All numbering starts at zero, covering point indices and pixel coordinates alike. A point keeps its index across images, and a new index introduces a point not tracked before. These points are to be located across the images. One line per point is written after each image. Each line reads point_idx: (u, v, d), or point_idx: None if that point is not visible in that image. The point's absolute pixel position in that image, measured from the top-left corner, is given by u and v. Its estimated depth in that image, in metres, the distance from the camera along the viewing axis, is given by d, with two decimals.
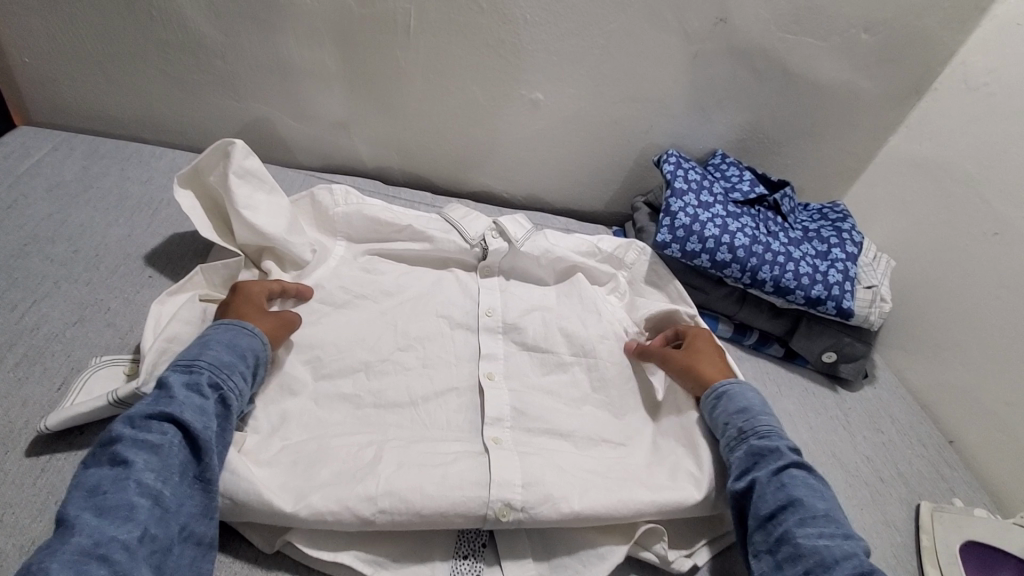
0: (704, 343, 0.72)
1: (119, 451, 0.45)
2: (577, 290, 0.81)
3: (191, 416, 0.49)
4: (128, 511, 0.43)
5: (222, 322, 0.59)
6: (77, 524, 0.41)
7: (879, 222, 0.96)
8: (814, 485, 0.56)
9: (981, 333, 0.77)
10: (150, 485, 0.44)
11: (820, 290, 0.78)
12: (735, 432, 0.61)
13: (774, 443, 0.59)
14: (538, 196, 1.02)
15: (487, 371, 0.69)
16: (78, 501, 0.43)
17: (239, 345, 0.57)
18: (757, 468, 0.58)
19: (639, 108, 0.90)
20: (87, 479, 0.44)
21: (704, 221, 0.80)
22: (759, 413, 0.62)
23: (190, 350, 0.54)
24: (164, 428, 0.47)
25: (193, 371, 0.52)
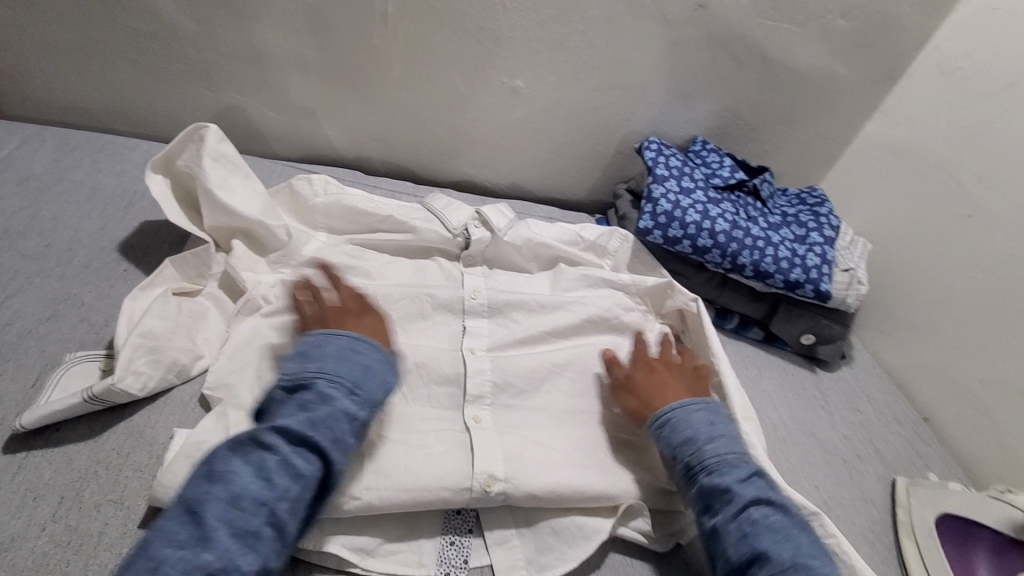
0: (644, 375, 0.66)
1: (270, 467, 0.45)
2: (557, 276, 0.81)
3: (336, 456, 0.48)
4: (255, 540, 0.43)
5: (377, 348, 0.56)
6: (214, 536, 0.42)
7: (859, 204, 0.97)
8: (778, 525, 0.52)
9: (957, 313, 0.79)
10: (281, 516, 0.45)
11: (799, 273, 0.77)
12: (684, 469, 0.57)
13: (727, 479, 0.55)
14: (519, 183, 1.02)
15: (469, 347, 0.69)
16: (219, 507, 0.43)
17: (388, 383, 0.55)
18: (713, 511, 0.54)
19: (619, 95, 0.90)
20: (232, 479, 0.44)
21: (685, 207, 0.80)
22: (706, 441, 0.58)
23: (357, 372, 0.53)
24: (309, 458, 0.47)
25: (351, 399, 0.51)
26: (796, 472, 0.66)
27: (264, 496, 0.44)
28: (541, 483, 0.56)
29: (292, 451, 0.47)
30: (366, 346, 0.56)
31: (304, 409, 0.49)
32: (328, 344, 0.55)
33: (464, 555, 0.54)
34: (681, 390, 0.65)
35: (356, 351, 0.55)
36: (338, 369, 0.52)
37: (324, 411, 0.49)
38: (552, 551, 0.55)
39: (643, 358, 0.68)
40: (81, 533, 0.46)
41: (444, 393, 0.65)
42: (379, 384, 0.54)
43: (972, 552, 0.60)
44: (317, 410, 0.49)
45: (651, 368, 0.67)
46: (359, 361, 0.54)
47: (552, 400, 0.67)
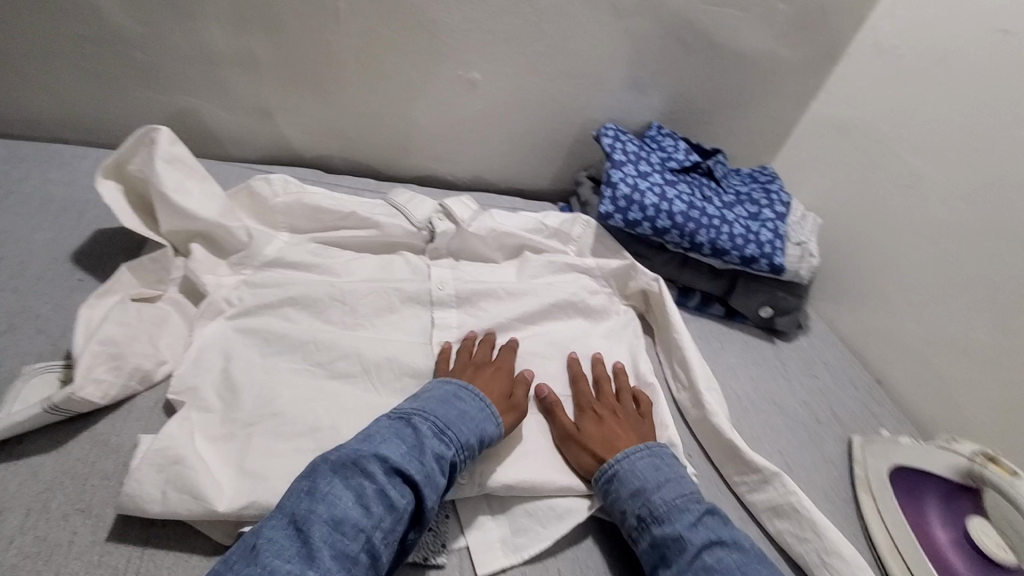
0: (591, 422, 0.63)
1: (369, 494, 0.48)
2: (523, 265, 0.82)
3: (428, 493, 0.50)
4: (352, 564, 0.44)
5: (482, 398, 0.60)
6: (318, 555, 0.44)
7: (809, 181, 1.01)
8: (731, 567, 0.50)
9: (900, 278, 0.83)
10: (375, 545, 0.46)
11: (753, 249, 0.80)
12: (634, 522, 0.54)
13: (677, 525, 0.53)
14: (482, 175, 1.02)
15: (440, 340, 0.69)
16: (322, 528, 0.45)
17: (484, 430, 0.57)
18: (667, 563, 0.51)
19: (575, 85, 0.92)
20: (334, 500, 0.47)
21: (643, 190, 0.82)
22: (654, 488, 0.56)
23: (452, 415, 0.56)
24: (404, 491, 0.49)
25: (444, 440, 0.54)
26: (759, 438, 0.69)
27: (362, 522, 0.46)
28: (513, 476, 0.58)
29: (390, 481, 0.49)
30: (469, 394, 0.59)
31: (404, 441, 0.52)
32: (436, 390, 0.59)
33: (442, 543, 0.54)
34: (631, 433, 0.62)
35: (457, 398, 0.58)
36: (437, 411, 0.56)
37: (419, 447, 0.52)
38: (524, 531, 0.56)
39: (590, 405, 0.65)
40: (51, 543, 0.45)
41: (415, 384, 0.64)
42: (475, 429, 0.56)
43: (925, 500, 0.61)
44: (414, 444, 0.52)
45: (597, 412, 0.64)
46: (457, 407, 0.57)
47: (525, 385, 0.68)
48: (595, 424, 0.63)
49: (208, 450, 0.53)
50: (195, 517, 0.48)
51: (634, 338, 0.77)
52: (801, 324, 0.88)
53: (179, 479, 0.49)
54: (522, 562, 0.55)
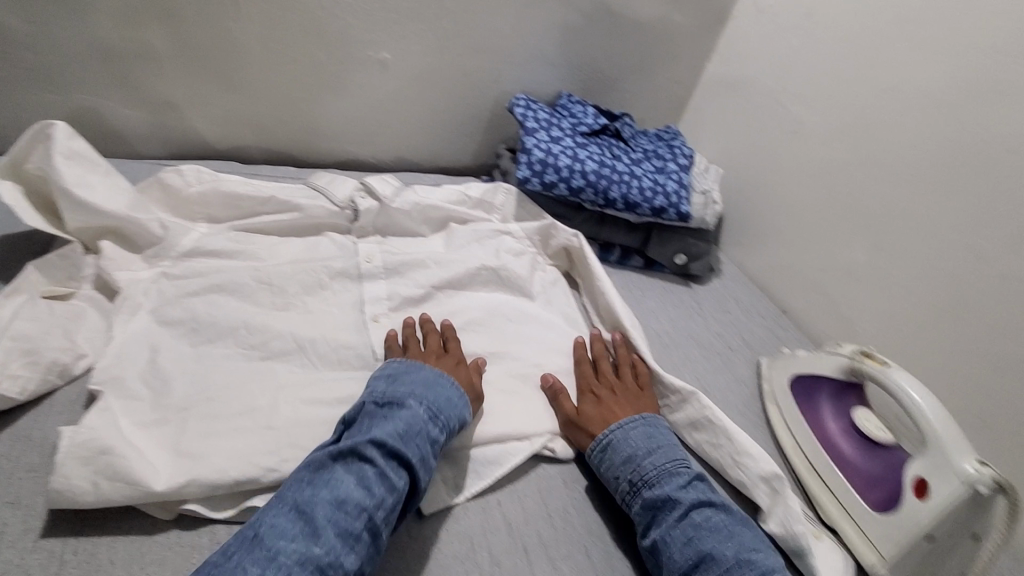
0: (591, 404, 0.64)
1: (370, 477, 0.49)
2: (451, 236, 0.85)
3: (422, 474, 0.52)
4: (355, 542, 0.45)
5: (459, 385, 0.60)
6: (323, 533, 0.45)
7: (710, 137, 1.09)
8: (720, 525, 0.53)
9: (792, 215, 0.92)
10: (378, 523, 0.47)
11: (662, 199, 0.87)
12: (626, 487, 0.57)
13: (667, 487, 0.56)
14: (404, 156, 1.04)
15: (372, 314, 0.69)
16: (325, 507, 0.46)
17: (465, 411, 0.58)
18: (658, 523, 0.54)
19: (484, 59, 0.95)
20: (336, 483, 0.48)
21: (556, 153, 0.87)
22: (646, 454, 0.58)
23: (441, 398, 0.57)
24: (401, 472, 0.50)
25: (433, 423, 0.55)
26: (679, 369, 0.76)
27: (365, 501, 0.47)
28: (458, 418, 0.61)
29: (388, 464, 0.50)
30: (448, 381, 0.60)
31: (396, 423, 0.53)
32: (415, 373, 0.59)
33: None
34: (626, 406, 0.64)
35: (440, 382, 0.59)
36: (428, 394, 0.57)
37: (410, 429, 0.53)
38: (472, 473, 0.58)
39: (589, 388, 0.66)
40: None
41: (354, 355, 0.64)
42: (457, 409, 0.58)
43: (819, 401, 0.67)
44: (409, 425, 0.53)
45: (593, 393, 0.66)
46: (443, 390, 0.58)
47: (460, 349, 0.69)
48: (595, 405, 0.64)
49: (134, 433, 0.51)
50: (135, 502, 0.47)
51: (563, 296, 0.81)
52: (713, 268, 0.96)
53: (110, 468, 0.47)
54: (465, 500, 0.56)
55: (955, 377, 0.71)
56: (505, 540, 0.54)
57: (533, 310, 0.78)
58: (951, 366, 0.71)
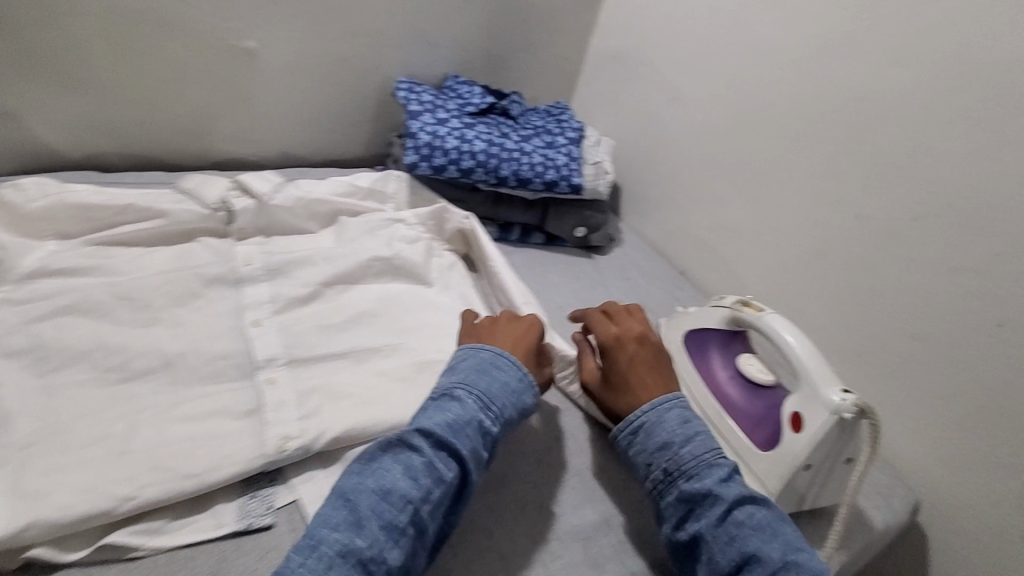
0: (626, 372, 0.62)
1: (417, 467, 0.49)
2: (341, 229, 0.81)
3: (472, 466, 0.51)
4: (399, 535, 0.47)
5: (518, 365, 0.59)
6: (366, 525, 0.46)
7: (600, 110, 1.10)
8: (765, 523, 0.52)
9: (679, 180, 0.95)
10: (423, 517, 0.48)
11: (553, 173, 0.87)
12: (660, 476, 0.56)
13: (707, 481, 0.54)
14: (288, 151, 0.98)
15: (253, 318, 0.65)
16: (369, 499, 0.48)
17: (521, 396, 0.58)
18: (697, 517, 0.53)
19: (361, 44, 0.91)
20: (384, 473, 0.49)
21: (443, 135, 0.85)
22: (682, 442, 0.57)
23: (495, 386, 0.56)
24: (450, 463, 0.51)
25: (485, 413, 0.54)
26: None
27: (410, 494, 0.48)
28: (345, 408, 0.57)
29: (436, 455, 0.51)
30: (504, 362, 0.58)
31: (446, 415, 0.53)
32: (472, 357, 0.59)
33: (270, 503, 0.51)
34: (660, 382, 0.62)
35: (496, 367, 0.58)
36: (480, 383, 0.56)
37: (462, 421, 0.52)
38: None
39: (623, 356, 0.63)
40: None
41: (231, 365, 0.59)
42: (512, 395, 0.57)
43: (709, 354, 0.70)
44: (459, 415, 0.53)
45: (629, 358, 0.63)
46: (499, 376, 0.57)
47: (352, 344, 0.65)
48: (630, 372, 0.62)
49: None
50: None
51: (461, 279, 0.79)
52: (613, 237, 0.98)
53: None
54: None
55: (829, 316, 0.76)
56: None
57: (431, 297, 0.76)
58: (825, 306, 0.76)
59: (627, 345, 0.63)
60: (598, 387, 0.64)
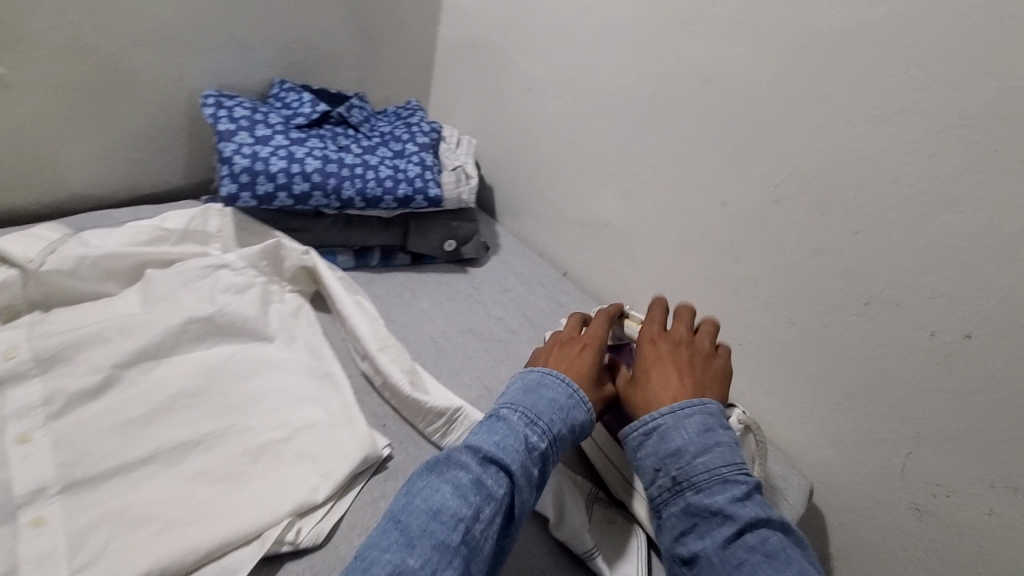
0: (652, 370, 0.55)
1: (466, 484, 0.44)
2: (148, 286, 0.66)
3: (525, 484, 0.46)
4: (453, 556, 0.41)
5: (568, 381, 0.53)
6: (418, 545, 0.41)
7: (460, 104, 1.00)
8: (779, 550, 0.44)
9: (549, 176, 0.88)
10: (475, 536, 0.43)
11: (405, 187, 0.77)
12: (667, 484, 0.48)
13: (721, 497, 0.46)
14: (79, 191, 0.79)
15: (16, 432, 0.50)
16: (420, 518, 0.42)
17: (569, 410, 0.52)
18: (701, 535, 0.46)
19: (149, 54, 0.74)
20: (430, 491, 0.44)
21: (266, 157, 0.72)
22: (697, 452, 0.48)
23: (544, 402, 0.51)
24: (501, 480, 0.46)
25: (534, 430, 0.49)
26: (458, 374, 0.69)
27: (462, 511, 0.43)
28: (141, 539, 0.45)
29: (485, 470, 0.46)
30: (552, 381, 0.53)
31: (494, 432, 0.48)
32: (518, 378, 0.54)
33: None
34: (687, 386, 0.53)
35: (543, 384, 0.52)
36: (526, 400, 0.51)
37: (512, 436, 0.48)
38: None
39: (653, 353, 0.56)
40: None
41: None
42: (560, 410, 0.51)
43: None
44: (508, 429, 0.48)
45: (656, 359, 0.56)
46: (546, 392, 0.52)
47: (159, 443, 0.52)
48: (655, 370, 0.55)
49: None
50: None
51: (308, 327, 0.68)
52: (487, 245, 0.90)
53: None
54: None
55: (711, 306, 0.73)
56: None
57: (272, 356, 0.63)
58: (706, 297, 0.73)
59: (660, 345, 0.57)
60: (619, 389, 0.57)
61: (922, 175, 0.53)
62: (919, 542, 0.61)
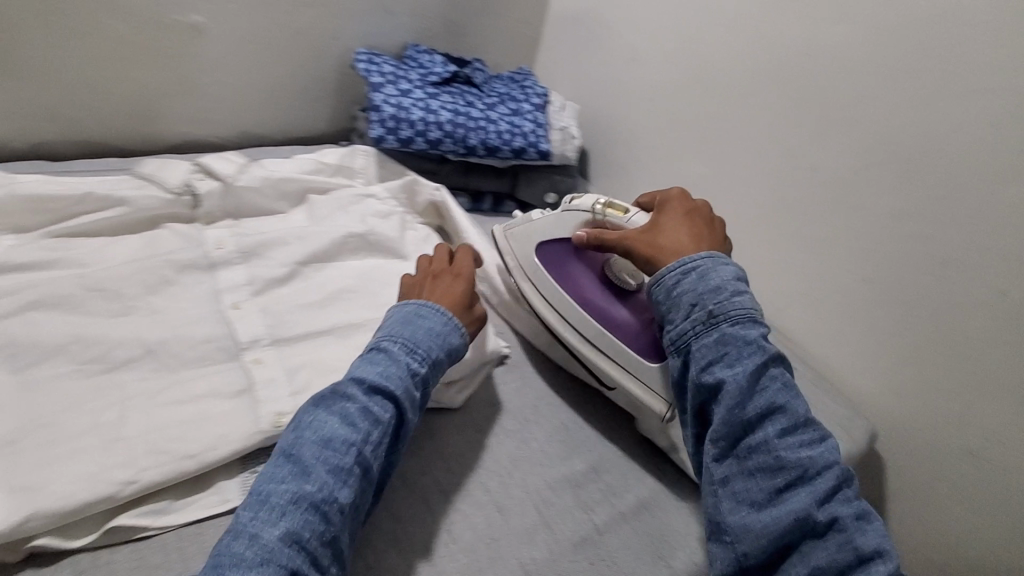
0: (675, 227, 0.65)
1: (354, 413, 0.50)
2: (313, 207, 0.80)
3: (409, 405, 0.53)
4: (347, 476, 0.47)
5: (443, 311, 0.60)
6: (313, 471, 0.46)
7: (563, 73, 1.10)
8: (789, 381, 0.56)
9: (642, 141, 0.97)
10: (365, 456, 0.49)
11: (521, 140, 0.88)
12: (703, 318, 0.57)
13: (751, 332, 0.56)
14: (247, 130, 0.95)
15: (232, 302, 0.64)
16: (312, 448, 0.48)
17: (447, 337, 0.59)
18: (728, 364, 0.55)
19: (315, 14, 0.88)
20: (321, 424, 0.49)
21: (409, 107, 0.85)
22: (733, 294, 0.58)
23: (419, 332, 0.57)
24: (386, 406, 0.52)
25: (413, 357, 0.55)
26: None
27: (352, 438, 0.49)
28: (333, 381, 0.60)
29: (371, 400, 0.51)
30: (430, 312, 0.59)
31: (377, 365, 0.54)
32: (396, 312, 0.60)
33: None
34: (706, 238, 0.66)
35: (420, 316, 0.59)
36: (404, 332, 0.57)
37: (389, 368, 0.53)
38: None
39: (671, 216, 0.67)
40: None
41: (215, 348, 0.59)
42: (437, 337, 0.58)
43: (568, 265, 0.71)
44: (388, 364, 0.54)
45: (679, 218, 0.67)
46: (423, 323, 0.58)
47: (336, 321, 0.66)
48: (677, 228, 0.66)
49: None
50: None
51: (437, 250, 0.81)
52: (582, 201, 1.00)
53: None
54: None
55: (789, 264, 0.81)
56: (405, 496, 0.55)
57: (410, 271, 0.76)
58: (785, 256, 0.81)
59: (673, 211, 0.67)
60: (641, 248, 0.64)
61: (999, 147, 0.60)
62: (971, 482, 0.68)
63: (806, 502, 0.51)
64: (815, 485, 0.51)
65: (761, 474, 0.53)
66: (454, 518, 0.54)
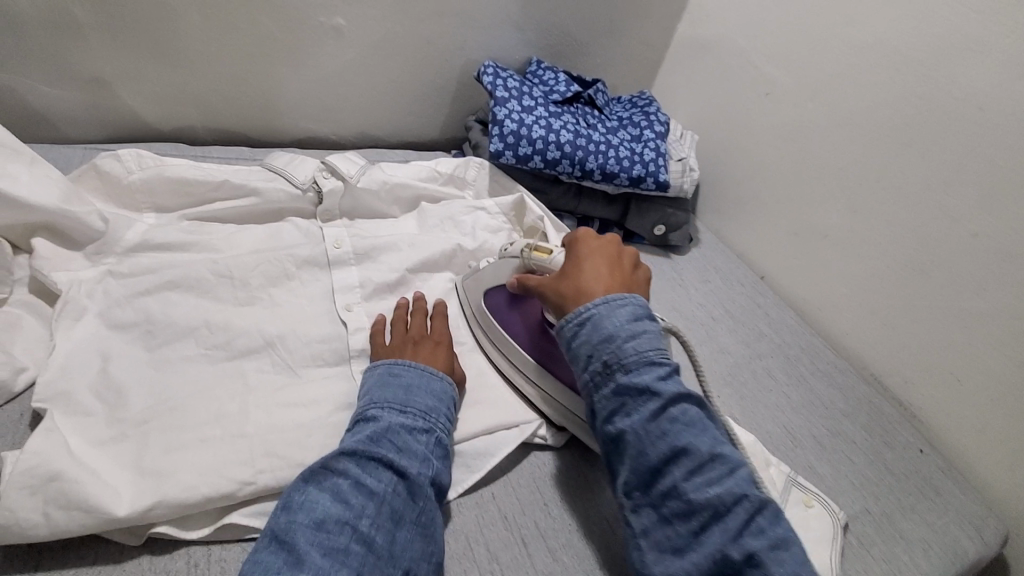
0: (577, 269, 0.59)
1: (344, 488, 0.45)
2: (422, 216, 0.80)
3: (408, 465, 0.48)
4: (346, 558, 0.42)
5: (425, 368, 0.57)
6: (307, 557, 0.41)
7: (685, 100, 1.05)
8: (696, 417, 0.49)
9: (767, 181, 0.91)
10: (363, 530, 0.44)
11: (639, 169, 0.85)
12: (599, 369, 0.52)
13: (648, 374, 0.50)
14: (367, 131, 0.97)
15: (344, 303, 0.64)
16: (306, 531, 0.43)
17: (439, 394, 0.55)
18: (628, 413, 0.50)
19: (447, 23, 0.89)
20: (311, 503, 0.44)
21: (530, 124, 0.83)
22: (626, 336, 0.52)
23: (399, 391, 0.54)
24: (381, 475, 0.47)
25: (402, 416, 0.52)
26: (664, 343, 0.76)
27: (345, 515, 0.44)
28: None
29: (364, 470, 0.47)
30: (404, 368, 0.56)
31: (361, 432, 0.50)
32: (371, 375, 0.56)
33: None
34: (616, 279, 0.58)
35: (394, 374, 0.55)
36: (387, 395, 0.53)
37: (376, 432, 0.50)
38: (461, 468, 0.56)
39: (580, 255, 0.60)
40: None
41: (329, 349, 0.60)
42: (428, 395, 0.55)
43: (508, 314, 0.68)
44: (377, 428, 0.50)
45: (589, 257, 0.60)
46: (400, 381, 0.55)
47: None
48: (586, 267, 0.59)
49: (87, 453, 0.46)
50: (97, 530, 0.42)
51: None
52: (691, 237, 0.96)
53: (64, 496, 0.42)
54: (457, 495, 0.55)
55: (927, 336, 0.73)
56: (501, 534, 0.53)
57: None
58: (925, 326, 0.73)
59: (580, 249, 0.61)
60: (551, 292, 0.60)
61: None
62: None
63: (722, 541, 0.44)
64: (728, 523, 0.44)
65: (678, 521, 0.46)
66: (552, 568, 0.51)
